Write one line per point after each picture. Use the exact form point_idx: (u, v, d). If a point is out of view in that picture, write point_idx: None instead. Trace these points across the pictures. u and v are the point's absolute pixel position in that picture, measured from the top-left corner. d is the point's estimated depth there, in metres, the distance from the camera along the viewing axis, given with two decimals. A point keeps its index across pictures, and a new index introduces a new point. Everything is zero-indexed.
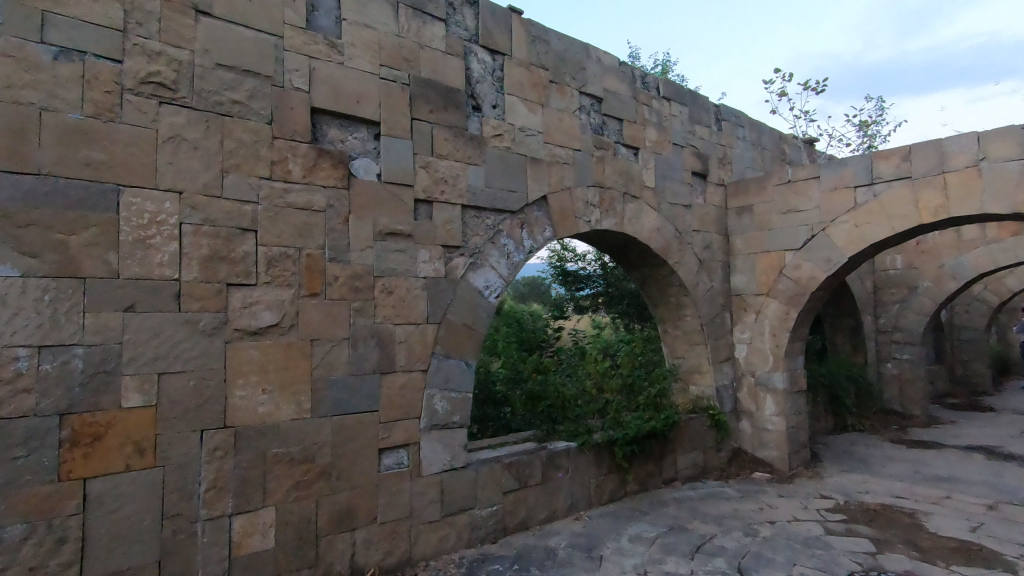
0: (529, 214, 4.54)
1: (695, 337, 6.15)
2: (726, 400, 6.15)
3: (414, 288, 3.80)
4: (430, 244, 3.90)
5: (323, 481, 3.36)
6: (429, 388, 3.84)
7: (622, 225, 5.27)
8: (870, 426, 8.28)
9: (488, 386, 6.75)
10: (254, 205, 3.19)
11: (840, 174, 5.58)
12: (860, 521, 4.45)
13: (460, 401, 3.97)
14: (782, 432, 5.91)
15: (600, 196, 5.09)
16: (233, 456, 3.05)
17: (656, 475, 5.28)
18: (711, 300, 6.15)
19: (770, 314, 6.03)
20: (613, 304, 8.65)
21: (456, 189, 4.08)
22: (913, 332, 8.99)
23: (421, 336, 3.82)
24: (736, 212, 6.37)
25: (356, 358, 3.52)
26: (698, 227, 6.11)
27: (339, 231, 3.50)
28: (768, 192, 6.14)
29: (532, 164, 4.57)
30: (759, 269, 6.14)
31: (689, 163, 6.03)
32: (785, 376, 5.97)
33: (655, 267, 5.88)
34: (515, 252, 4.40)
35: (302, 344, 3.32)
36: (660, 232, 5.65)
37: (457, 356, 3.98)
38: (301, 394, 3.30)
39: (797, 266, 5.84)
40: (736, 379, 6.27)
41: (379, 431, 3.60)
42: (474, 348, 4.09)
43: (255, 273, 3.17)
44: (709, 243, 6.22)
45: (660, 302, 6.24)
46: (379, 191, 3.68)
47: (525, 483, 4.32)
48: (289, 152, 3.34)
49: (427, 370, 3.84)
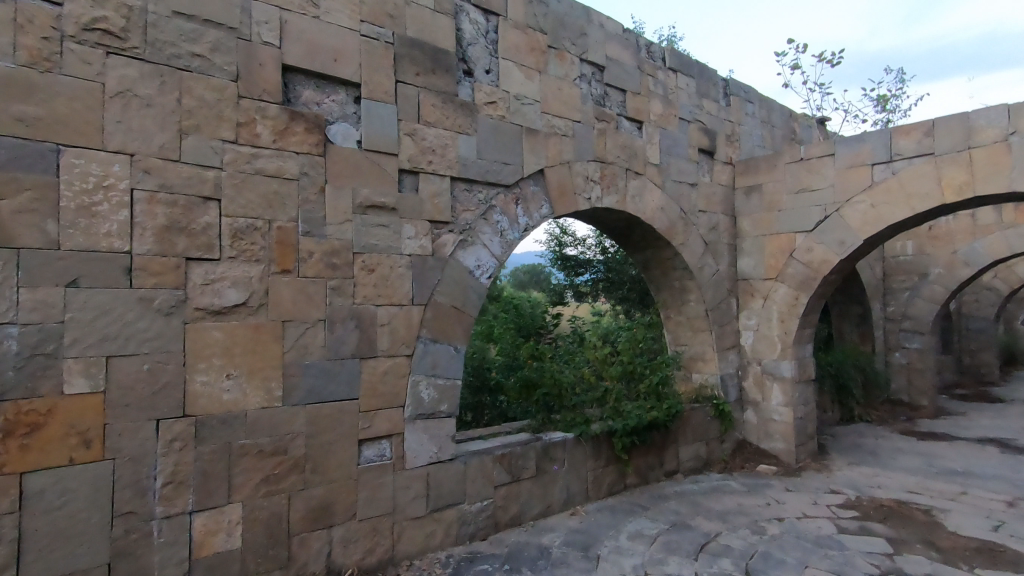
0: (525, 189, 4.23)
1: (699, 323, 5.87)
2: (730, 390, 5.88)
3: (398, 266, 3.50)
4: (415, 219, 3.59)
5: (296, 475, 3.08)
6: (414, 374, 3.55)
7: (624, 204, 4.95)
8: (877, 416, 8.03)
9: (482, 373, 6.49)
10: (217, 171, 2.88)
11: (856, 151, 5.24)
12: (874, 519, 4.19)
13: (448, 388, 3.69)
14: (789, 423, 5.65)
15: (601, 171, 4.77)
16: (193, 448, 2.76)
17: (657, 467, 5.02)
18: (716, 285, 5.85)
19: (778, 300, 5.73)
20: (613, 290, 8.36)
21: (445, 160, 3.76)
22: (923, 321, 8.70)
23: (406, 318, 3.53)
24: (745, 192, 6.05)
25: (333, 342, 3.23)
26: (705, 207, 5.79)
27: (315, 202, 3.19)
28: (778, 171, 5.81)
29: (528, 135, 4.24)
30: (768, 252, 5.84)
31: (695, 139, 5.70)
32: (793, 364, 5.69)
33: (658, 250, 5.57)
34: (509, 230, 4.10)
35: (272, 326, 3.02)
36: (664, 212, 5.34)
37: (444, 340, 3.69)
38: (271, 380, 3.02)
39: (808, 249, 5.53)
40: (741, 368, 6.00)
41: (359, 420, 3.32)
42: (463, 332, 3.80)
43: (218, 246, 2.86)
44: (716, 224, 5.91)
45: (663, 286, 5.94)
46: (360, 159, 3.36)
47: (518, 476, 4.05)
48: (257, 114, 3.01)
49: (412, 355, 3.55)
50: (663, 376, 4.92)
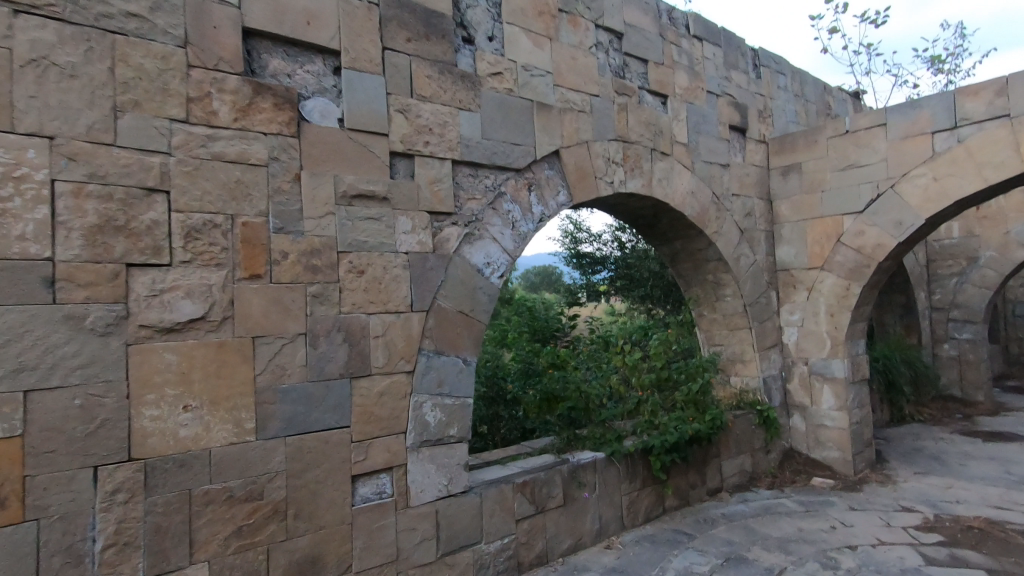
0: (538, 173, 3.67)
1: (736, 320, 5.27)
2: (774, 393, 5.27)
3: (394, 267, 2.95)
4: (412, 211, 3.04)
5: (276, 523, 2.54)
6: (417, 394, 3.00)
7: (651, 189, 4.38)
8: (930, 415, 7.34)
9: (496, 383, 5.92)
10: (163, 156, 2.35)
11: (913, 119, 4.62)
12: (965, 544, 3.56)
13: (457, 409, 3.14)
14: (844, 429, 5.03)
15: (623, 152, 4.20)
16: (143, 500, 2.23)
17: (699, 485, 4.42)
18: (755, 277, 5.25)
19: (826, 291, 5.11)
20: (634, 288, 7.73)
21: (445, 140, 3.21)
22: (975, 309, 7.99)
23: (405, 328, 2.98)
24: (782, 172, 5.44)
25: (318, 360, 2.69)
26: (738, 191, 5.19)
27: (289, 193, 2.65)
28: (820, 147, 5.20)
29: (540, 111, 3.68)
30: (811, 238, 5.22)
31: (725, 115, 5.10)
32: (846, 363, 5.06)
33: (688, 240, 4.99)
34: (521, 222, 3.56)
35: (240, 343, 2.48)
36: (695, 197, 4.75)
37: (451, 352, 3.14)
38: (241, 409, 2.48)
39: (859, 233, 4.91)
40: (784, 368, 5.39)
41: (351, 453, 2.77)
42: (474, 341, 3.24)
43: (167, 249, 2.33)
44: (751, 210, 5.30)
45: (694, 280, 5.34)
46: (342, 140, 2.83)
47: (543, 507, 3.48)
48: (212, 86, 2.48)
49: (413, 371, 2.99)
50: (704, 382, 4.32)
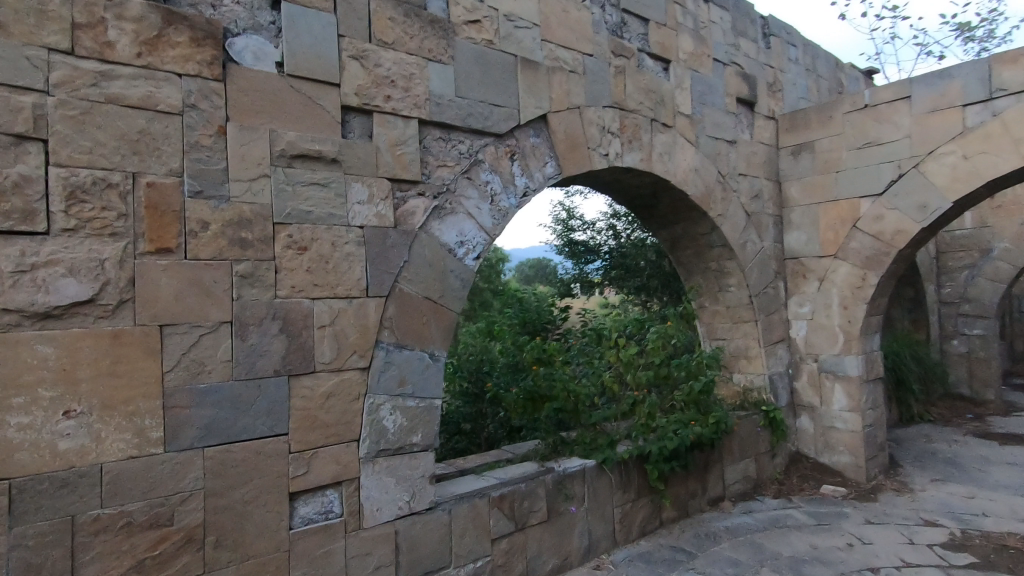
0: (522, 140, 3.20)
1: (741, 313, 4.83)
2: (780, 393, 4.85)
3: (346, 243, 2.46)
4: (369, 177, 2.56)
5: (191, 553, 2.07)
6: (373, 395, 2.53)
7: (650, 164, 3.91)
8: (940, 415, 6.96)
9: (480, 379, 5.48)
10: (39, 96, 1.85)
11: (941, 90, 4.17)
12: (1001, 567, 3.15)
13: (422, 412, 2.68)
14: (857, 432, 4.61)
15: (621, 121, 3.72)
16: (7, 531, 1.77)
17: (700, 495, 3.99)
18: (762, 266, 4.80)
19: (839, 281, 4.68)
20: (629, 278, 7.27)
21: (410, 96, 2.72)
22: (987, 303, 7.60)
23: (359, 316, 2.50)
24: (792, 152, 5.00)
25: (247, 354, 2.21)
26: (746, 170, 4.73)
27: (210, 149, 2.16)
28: (835, 123, 4.74)
29: (525, 68, 3.19)
30: (824, 224, 4.78)
31: (733, 87, 4.63)
32: (860, 360, 4.63)
33: (690, 224, 4.54)
34: (501, 195, 3.08)
35: (143, 334, 2.00)
36: (699, 176, 4.28)
37: (415, 345, 2.67)
38: (144, 415, 2.00)
39: (877, 217, 4.46)
40: (791, 365, 4.98)
41: (290, 465, 2.30)
42: (443, 333, 2.77)
43: (43, 213, 1.84)
44: (759, 192, 4.85)
45: (696, 268, 4.90)
46: (280, 88, 2.33)
47: (523, 524, 3.03)
48: (108, 11, 1.98)
49: (369, 368, 2.52)
50: (707, 381, 3.86)
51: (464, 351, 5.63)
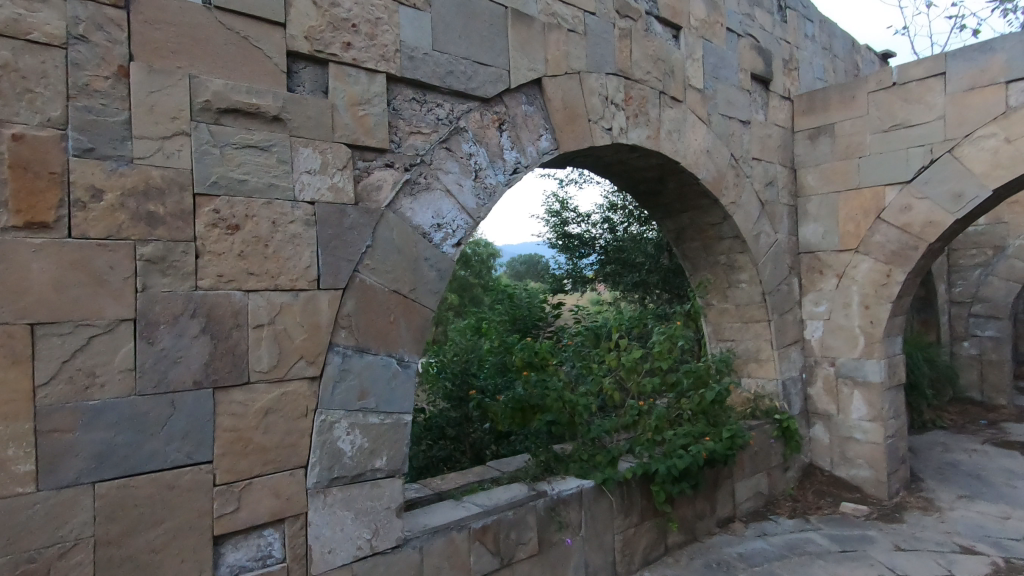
0: (513, 107, 2.72)
1: (751, 312, 4.41)
2: (793, 400, 4.45)
3: (291, 222, 1.98)
4: (323, 142, 2.07)
5: None
6: (325, 411, 2.04)
7: (658, 143, 3.45)
8: (952, 421, 6.60)
9: (465, 382, 5.03)
10: None
11: (981, 65, 3.74)
12: None
13: (386, 430, 2.20)
14: (877, 444, 4.21)
15: (626, 91, 3.26)
16: None
17: (709, 516, 3.55)
18: (776, 260, 4.36)
19: (860, 278, 4.25)
20: (626, 274, 6.82)
21: (377, 45, 2.23)
22: (1000, 303, 7.23)
23: (308, 313, 2.01)
24: (809, 136, 4.57)
25: (155, 361, 1.72)
26: (760, 155, 4.28)
27: (104, 96, 1.66)
28: (858, 104, 4.30)
29: (516, 22, 2.71)
30: (844, 214, 4.36)
31: (747, 61, 4.18)
32: (883, 365, 4.21)
33: (699, 213, 4.10)
34: (486, 171, 2.60)
35: (5, 335, 1.51)
36: (711, 159, 3.83)
37: (379, 349, 2.19)
38: (6, 442, 1.52)
39: (905, 208, 4.04)
40: (805, 369, 4.57)
41: (216, 501, 1.82)
42: (414, 334, 2.29)
43: None
44: (774, 178, 4.41)
45: (703, 262, 4.46)
46: (206, 25, 1.85)
47: (509, 560, 2.57)
48: None
49: (321, 377, 2.04)
50: (720, 389, 3.42)
51: (448, 351, 5.17)
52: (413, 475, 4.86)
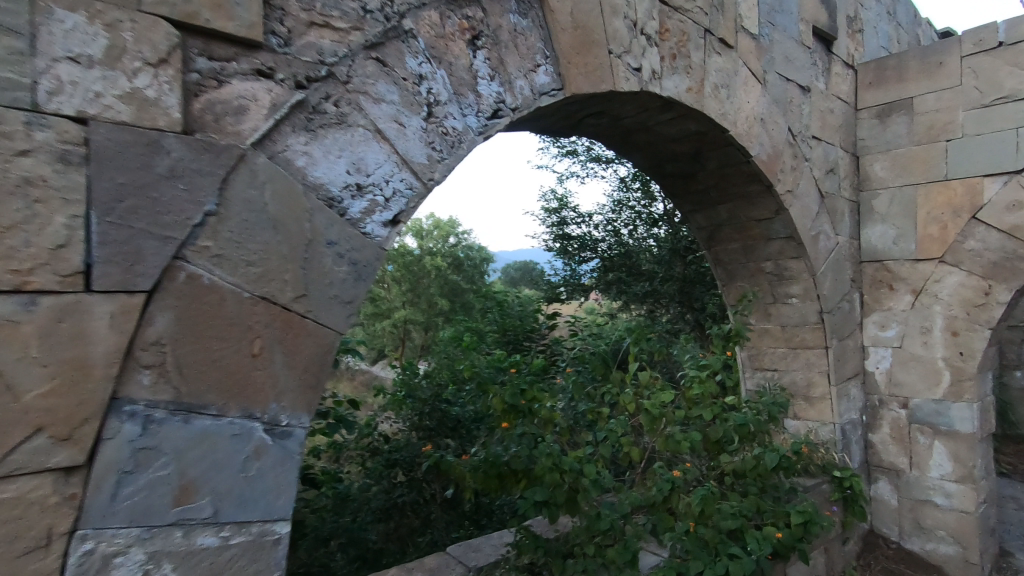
0: (495, 16, 1.76)
1: (802, 335, 3.43)
2: (852, 450, 3.47)
3: (23, 154, 0.97)
4: (114, 7, 1.07)
5: None
6: (92, 536, 1.03)
7: (701, 100, 2.47)
8: (1014, 467, 5.60)
9: (439, 408, 3.97)
10: None
11: None
12: None
13: (234, 561, 1.18)
14: (966, 514, 3.22)
15: (661, 19, 2.28)
16: None
17: None
18: (837, 268, 3.39)
19: (946, 296, 3.28)
20: (632, 283, 5.82)
21: None
22: None
23: (61, 340, 1.00)
24: (877, 114, 3.62)
25: None
26: (820, 133, 3.32)
27: None
28: (947, 71, 3.34)
29: None
30: (924, 213, 3.39)
31: (809, 11, 3.23)
32: (977, 410, 3.22)
33: (743, 204, 3.14)
34: (448, 107, 1.61)
35: None
36: (767, 131, 2.85)
37: (228, 406, 1.18)
38: None
39: (1013, 205, 3.07)
40: (865, 410, 3.61)
41: None
42: (300, 376, 1.29)
43: None
44: (835, 166, 3.45)
45: (742, 269, 3.50)
46: None
47: None
48: None
49: (87, 467, 1.03)
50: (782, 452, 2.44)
51: (418, 369, 4.10)
52: (371, 522, 3.57)
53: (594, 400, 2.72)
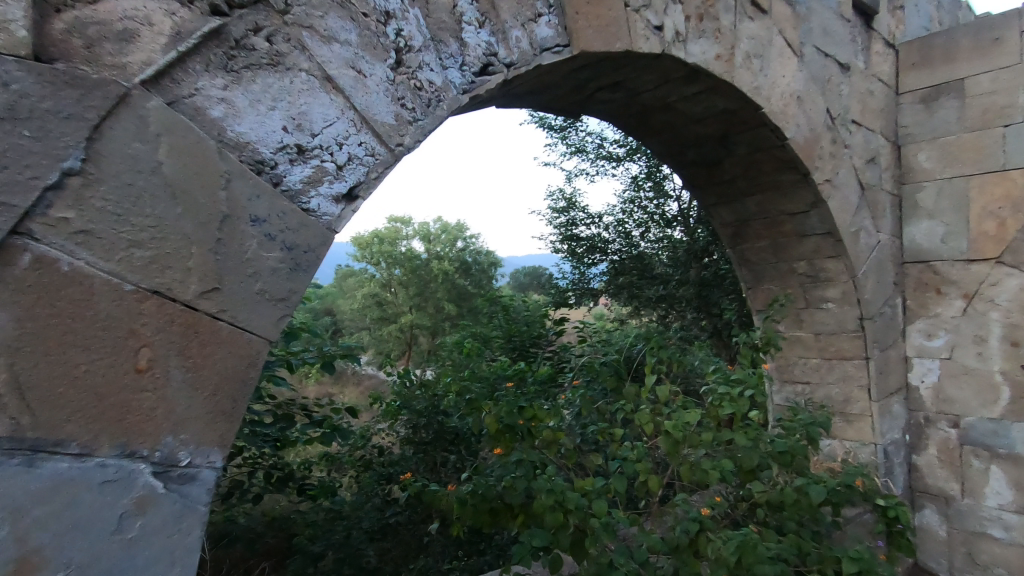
0: None
1: (839, 344, 3.06)
2: (896, 473, 3.09)
3: None
4: None
5: None
6: None
7: (731, 70, 2.12)
8: None
9: (438, 416, 3.50)
10: None
11: None
12: None
13: None
14: None
15: None
16: None
17: None
18: (880, 269, 3.02)
19: (1005, 301, 2.89)
20: (645, 288, 5.47)
21: None
22: None
23: None
24: (923, 98, 3.24)
25: None
26: (860, 118, 2.95)
27: None
28: (1005, 47, 2.95)
29: None
30: (976, 208, 3.00)
31: None
32: None
33: (776, 196, 2.78)
34: (423, 54, 1.27)
35: None
36: (804, 110, 2.49)
37: (98, 443, 0.85)
38: None
39: None
40: (908, 429, 3.22)
41: None
42: (209, 400, 0.96)
43: None
44: (876, 154, 3.08)
45: (771, 271, 3.14)
46: None
47: None
48: None
49: None
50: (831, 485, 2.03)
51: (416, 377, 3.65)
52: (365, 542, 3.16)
53: (606, 416, 2.37)
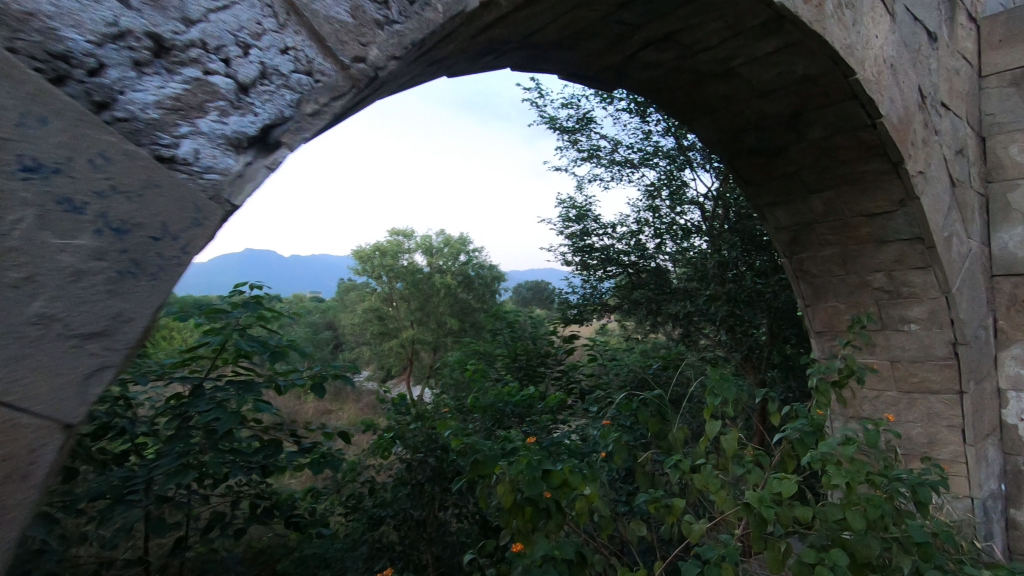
0: None
1: (924, 375, 2.48)
2: (995, 534, 2.51)
3: None
4: None
5: None
6: None
7: (823, 19, 1.62)
8: None
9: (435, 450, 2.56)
10: None
11: None
12: None
13: None
14: None
15: None
16: None
17: None
18: (972, 283, 2.48)
19: None
20: (664, 304, 4.90)
21: None
22: None
23: None
24: (1013, 81, 2.72)
25: None
26: (948, 100, 2.44)
27: None
28: None
29: None
30: None
31: None
32: None
33: (852, 192, 2.27)
34: None
35: None
36: (897, 82, 1.98)
37: None
38: None
39: None
40: (1004, 477, 2.65)
41: None
42: None
43: None
44: (963, 145, 2.55)
45: (835, 287, 2.61)
46: None
47: None
48: None
49: None
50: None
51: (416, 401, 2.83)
52: None
53: (651, 475, 1.81)
